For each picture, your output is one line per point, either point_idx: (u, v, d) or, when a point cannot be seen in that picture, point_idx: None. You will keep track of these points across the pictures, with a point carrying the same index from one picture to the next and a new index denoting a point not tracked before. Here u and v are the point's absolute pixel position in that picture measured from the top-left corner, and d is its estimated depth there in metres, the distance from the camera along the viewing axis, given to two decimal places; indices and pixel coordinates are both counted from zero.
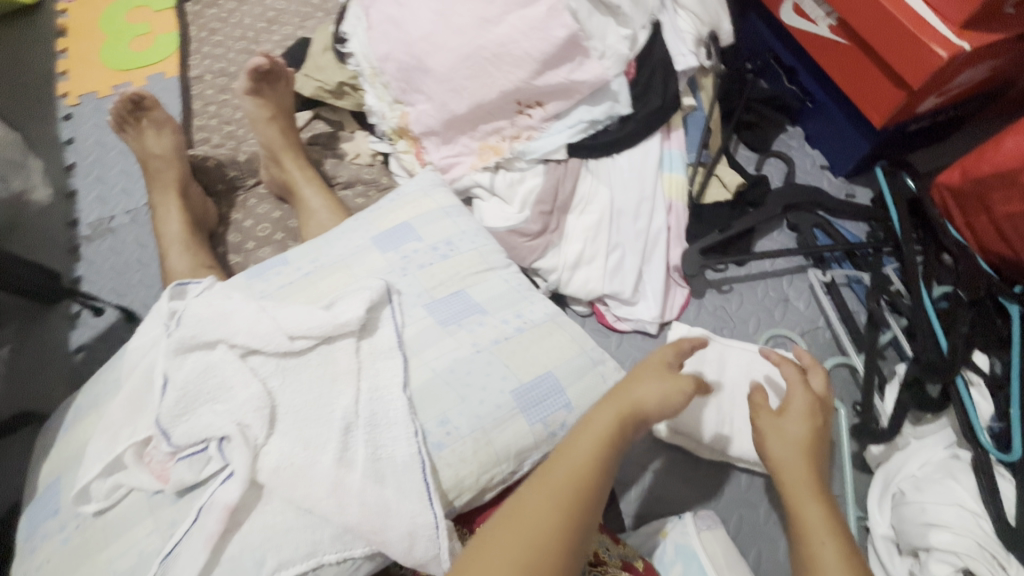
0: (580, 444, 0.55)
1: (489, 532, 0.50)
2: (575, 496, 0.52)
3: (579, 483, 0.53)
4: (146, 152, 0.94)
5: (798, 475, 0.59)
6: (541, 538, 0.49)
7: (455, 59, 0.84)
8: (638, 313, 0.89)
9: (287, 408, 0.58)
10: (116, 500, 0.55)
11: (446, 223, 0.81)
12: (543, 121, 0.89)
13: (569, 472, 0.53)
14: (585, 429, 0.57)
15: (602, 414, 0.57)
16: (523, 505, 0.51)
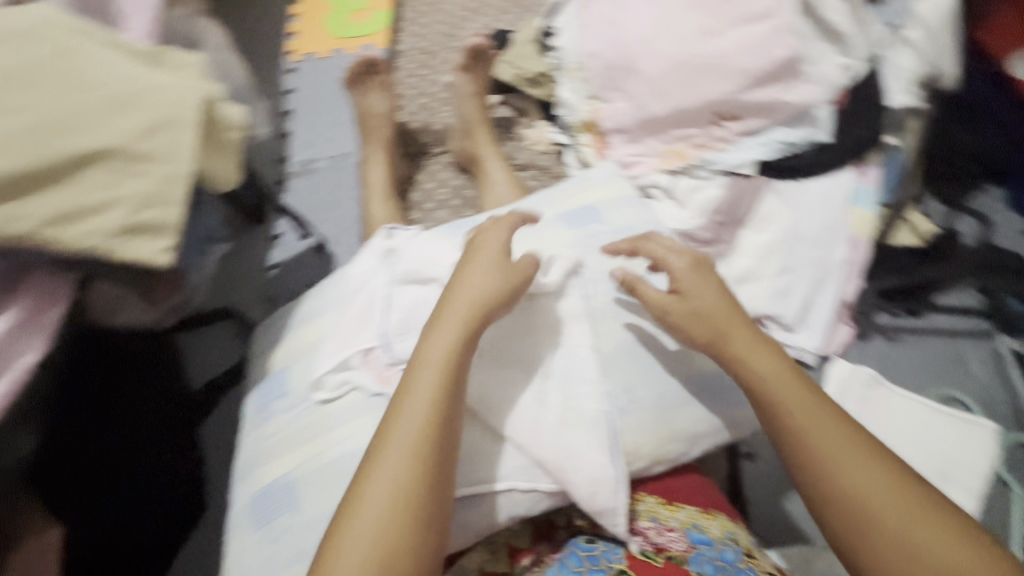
0: (422, 385, 0.56)
1: (388, 436, 0.55)
2: (428, 448, 0.54)
3: (422, 429, 0.54)
4: (368, 109, 1.07)
5: (796, 408, 0.58)
6: (407, 493, 0.52)
7: (667, 64, 0.89)
8: (797, 341, 0.86)
9: (499, 348, 0.69)
10: (340, 395, 0.67)
11: (631, 211, 0.85)
12: (737, 134, 0.90)
13: (429, 414, 0.55)
14: (433, 338, 0.59)
15: (455, 313, 0.61)
16: (384, 452, 0.54)
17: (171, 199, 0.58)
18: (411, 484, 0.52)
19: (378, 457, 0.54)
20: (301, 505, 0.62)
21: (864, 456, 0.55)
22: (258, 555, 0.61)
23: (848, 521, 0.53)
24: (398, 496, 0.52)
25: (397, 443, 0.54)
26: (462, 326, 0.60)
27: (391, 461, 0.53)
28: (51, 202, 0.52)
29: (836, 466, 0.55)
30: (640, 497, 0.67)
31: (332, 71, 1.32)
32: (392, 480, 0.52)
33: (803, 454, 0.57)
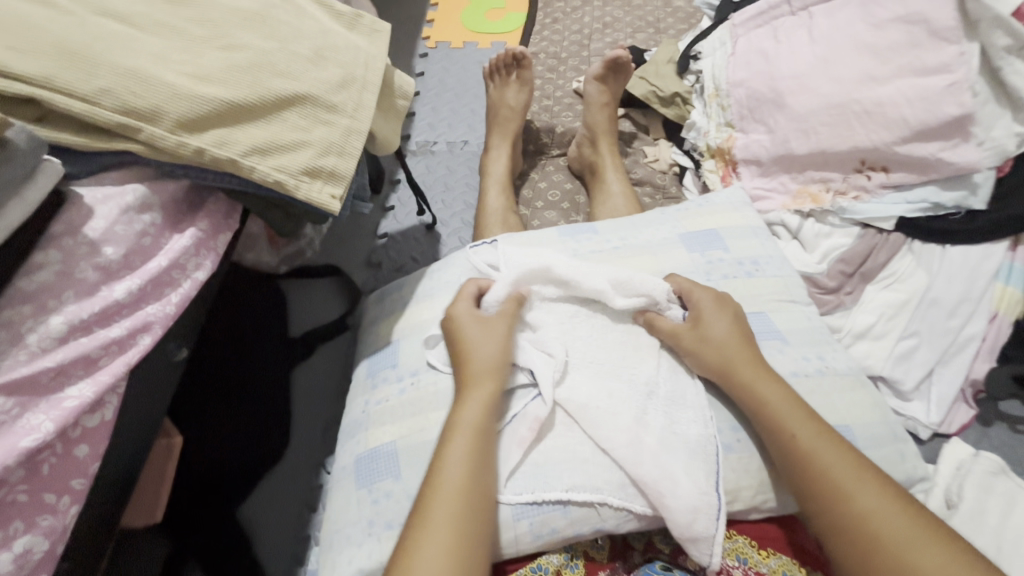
0: (457, 438, 0.54)
1: (433, 492, 0.51)
2: (472, 488, 0.52)
3: (464, 478, 0.52)
4: (500, 102, 1.10)
5: (779, 413, 0.57)
6: (459, 538, 0.48)
7: (820, 103, 0.87)
8: (910, 410, 0.82)
9: (594, 358, 0.64)
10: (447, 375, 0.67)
11: (755, 243, 0.81)
12: (881, 186, 0.87)
13: (467, 456, 0.53)
14: (472, 399, 0.57)
15: (486, 375, 0.59)
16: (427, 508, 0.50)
17: (348, 152, 0.60)
18: (461, 534, 0.49)
19: (424, 516, 0.49)
20: (405, 473, 0.61)
21: (869, 480, 0.52)
22: (356, 513, 0.61)
23: (858, 549, 0.50)
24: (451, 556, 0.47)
25: (440, 498, 0.50)
26: (492, 380, 0.59)
27: (438, 518, 0.49)
28: (259, 133, 0.55)
29: (840, 481, 0.52)
30: (729, 535, 0.58)
31: (462, 62, 1.36)
32: (442, 546, 0.47)
33: (810, 474, 0.54)
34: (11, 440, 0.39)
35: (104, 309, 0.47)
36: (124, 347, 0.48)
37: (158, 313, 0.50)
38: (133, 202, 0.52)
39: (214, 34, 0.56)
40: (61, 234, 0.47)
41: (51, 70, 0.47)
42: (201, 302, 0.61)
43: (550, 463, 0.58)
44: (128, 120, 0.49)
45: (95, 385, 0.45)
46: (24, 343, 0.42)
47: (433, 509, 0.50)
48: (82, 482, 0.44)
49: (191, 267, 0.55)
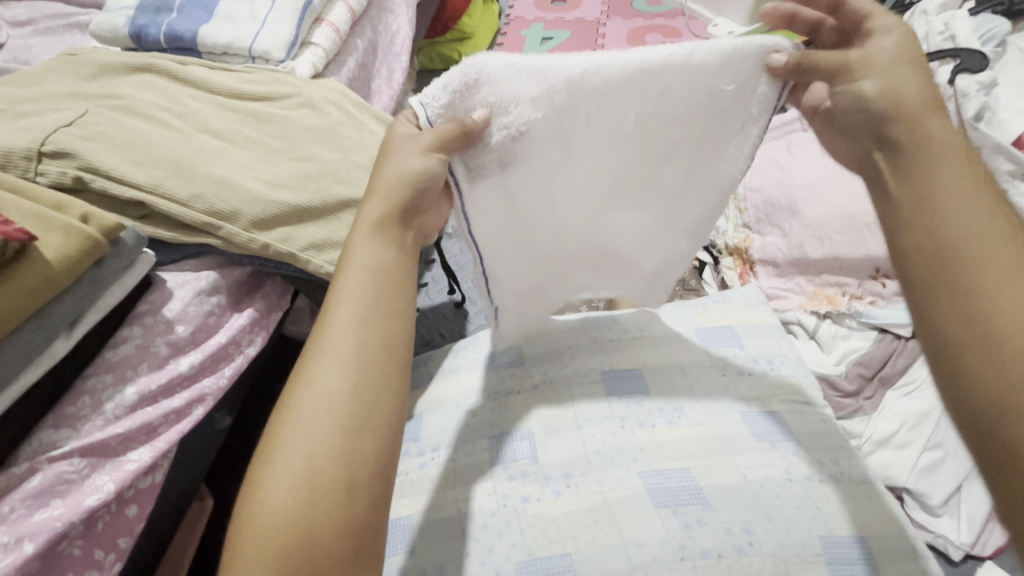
0: (343, 311, 0.44)
1: (324, 332, 0.44)
2: (359, 377, 0.42)
3: (349, 363, 0.42)
4: None
5: (947, 217, 0.39)
6: (324, 448, 0.39)
7: (832, 214, 0.92)
8: (940, 527, 0.79)
9: (599, 452, 0.65)
10: (462, 454, 0.68)
11: (769, 341, 0.81)
12: (897, 293, 0.89)
13: (355, 338, 0.43)
14: (358, 239, 0.48)
15: (371, 207, 0.48)
16: (289, 416, 0.41)
17: None
18: (337, 435, 0.40)
19: (295, 407, 0.41)
20: (419, 549, 0.60)
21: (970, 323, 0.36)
22: None
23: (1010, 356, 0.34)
24: (338, 413, 0.40)
25: (328, 351, 0.43)
26: (383, 207, 0.48)
27: (328, 357, 0.43)
28: (316, 231, 0.63)
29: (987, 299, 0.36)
30: None
31: None
32: (332, 399, 0.41)
33: (958, 276, 0.37)
34: (78, 499, 0.45)
35: (169, 381, 0.53)
36: (180, 416, 0.54)
37: (212, 385, 0.57)
38: (206, 286, 0.60)
39: (288, 147, 0.67)
40: (145, 312, 0.55)
41: (158, 179, 0.57)
42: (250, 374, 0.68)
43: (555, 555, 0.56)
44: (211, 220, 0.58)
45: (152, 450, 0.50)
46: (103, 410, 0.49)
47: (319, 359, 0.43)
48: (128, 541, 0.48)
49: (245, 343, 0.62)
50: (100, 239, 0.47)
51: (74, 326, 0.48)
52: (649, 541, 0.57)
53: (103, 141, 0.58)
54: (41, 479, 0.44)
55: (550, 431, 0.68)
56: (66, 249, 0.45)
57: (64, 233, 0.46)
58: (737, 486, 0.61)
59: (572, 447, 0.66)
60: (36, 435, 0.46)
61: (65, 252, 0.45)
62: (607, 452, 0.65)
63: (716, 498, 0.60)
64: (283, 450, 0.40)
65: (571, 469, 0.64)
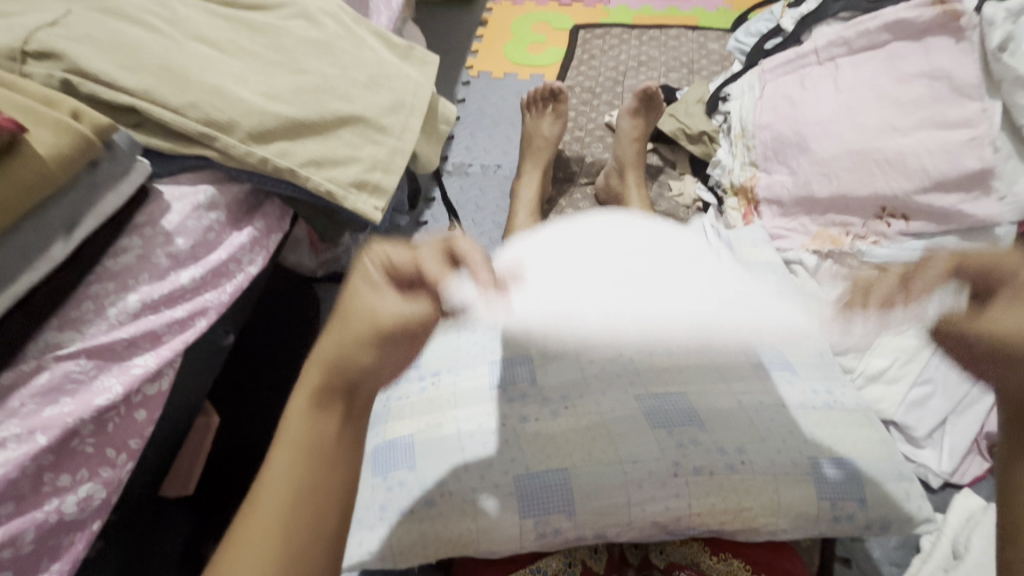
0: (307, 424, 0.38)
1: (279, 451, 0.37)
2: (312, 516, 0.36)
3: (304, 493, 0.36)
4: (536, 132, 1.18)
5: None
6: None
7: (843, 149, 0.90)
8: (922, 457, 0.82)
9: (597, 376, 0.66)
10: (463, 378, 0.69)
11: (770, 277, 0.81)
12: (900, 233, 0.88)
13: (309, 453, 0.37)
14: (327, 336, 0.39)
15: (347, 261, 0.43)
16: (232, 547, 0.35)
17: (392, 169, 0.68)
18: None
19: (239, 539, 0.35)
20: (420, 464, 0.62)
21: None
22: (369, 498, 0.61)
23: None
24: (287, 501, 0.36)
25: (287, 435, 0.38)
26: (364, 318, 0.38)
27: (284, 484, 0.36)
28: (316, 148, 0.62)
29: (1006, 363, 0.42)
30: (723, 557, 0.60)
31: (501, 91, 1.44)
32: (281, 531, 0.35)
33: None
34: (88, 398, 0.45)
35: (171, 292, 0.53)
36: (183, 327, 0.54)
37: (214, 299, 0.57)
38: (203, 200, 0.58)
39: (285, 60, 0.64)
40: (143, 223, 0.54)
41: (150, 85, 0.55)
42: (251, 295, 0.68)
43: (553, 469, 0.59)
44: (208, 130, 0.56)
45: (158, 357, 0.51)
46: (106, 315, 0.49)
47: (273, 478, 0.37)
48: (138, 442, 0.50)
49: (245, 262, 0.62)
50: (92, 138, 0.46)
51: (73, 228, 0.47)
52: (644, 458, 0.59)
53: (89, 43, 0.56)
54: (48, 377, 0.44)
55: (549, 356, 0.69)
56: (59, 145, 0.44)
57: (56, 130, 0.44)
58: (727, 404, 0.63)
59: (573, 367, 0.67)
60: (39, 335, 0.45)
61: (57, 148, 0.44)
62: (607, 372, 0.66)
63: (711, 420, 0.62)
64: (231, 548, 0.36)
65: (569, 391, 0.66)
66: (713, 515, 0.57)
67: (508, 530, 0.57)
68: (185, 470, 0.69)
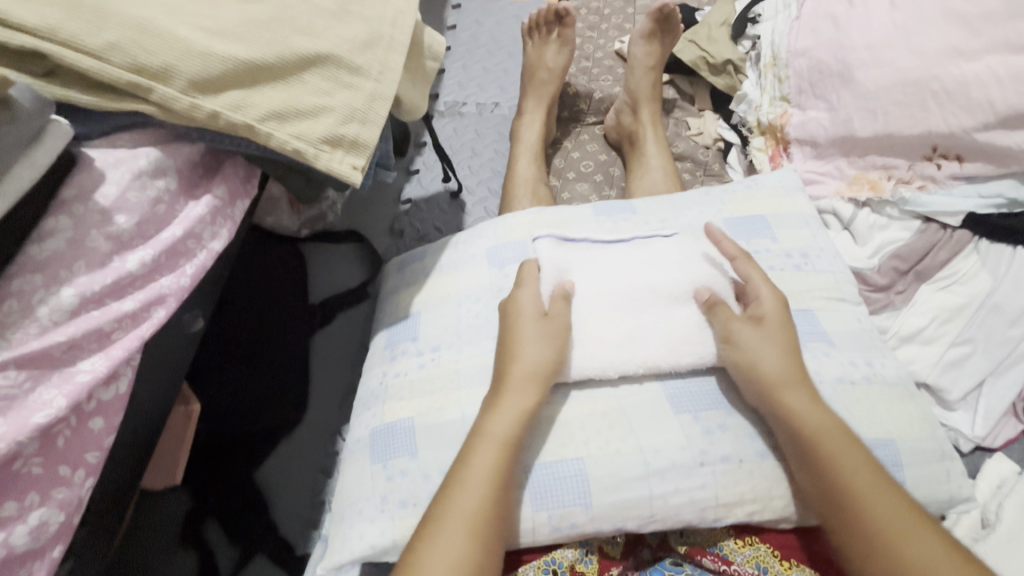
0: (504, 405, 0.54)
1: (489, 417, 0.54)
2: (513, 446, 0.52)
3: (515, 431, 0.53)
4: (538, 62, 1.03)
5: (866, 510, 0.49)
6: (491, 500, 0.49)
7: (894, 80, 0.78)
8: (953, 421, 0.75)
9: None
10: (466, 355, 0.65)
11: (806, 233, 0.72)
12: (951, 177, 0.79)
13: (515, 425, 0.53)
14: (528, 335, 0.57)
15: (518, 386, 0.55)
16: (466, 471, 0.51)
17: (371, 119, 0.57)
18: (501, 473, 0.51)
19: (469, 457, 0.51)
20: (422, 452, 0.58)
21: (927, 538, 0.47)
22: (369, 488, 0.58)
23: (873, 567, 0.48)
24: (494, 464, 0.51)
25: (494, 425, 0.53)
26: (559, 325, 0.58)
27: (490, 430, 0.53)
28: (278, 97, 0.52)
29: (895, 543, 0.47)
30: (750, 541, 0.55)
31: (497, 17, 1.28)
32: (489, 454, 0.51)
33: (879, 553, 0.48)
34: (23, 416, 0.39)
35: (117, 281, 0.45)
36: (137, 320, 0.46)
37: (172, 284, 0.49)
38: (146, 166, 0.49)
39: None
40: (72, 199, 0.45)
41: (56, 22, 0.44)
42: (222, 273, 0.60)
43: (568, 458, 0.55)
44: (140, 79, 0.46)
45: (108, 359, 0.44)
46: (35, 316, 0.41)
47: (485, 431, 0.53)
48: (97, 455, 0.44)
49: (207, 237, 0.53)
50: None
51: None
52: (666, 447, 0.55)
53: None
54: None
55: None
56: None
57: None
58: None
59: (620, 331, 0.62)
60: None
61: None
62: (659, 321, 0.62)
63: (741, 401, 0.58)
64: (450, 514, 0.49)
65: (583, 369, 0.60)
66: (742, 506, 0.54)
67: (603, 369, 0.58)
68: (170, 460, 0.65)
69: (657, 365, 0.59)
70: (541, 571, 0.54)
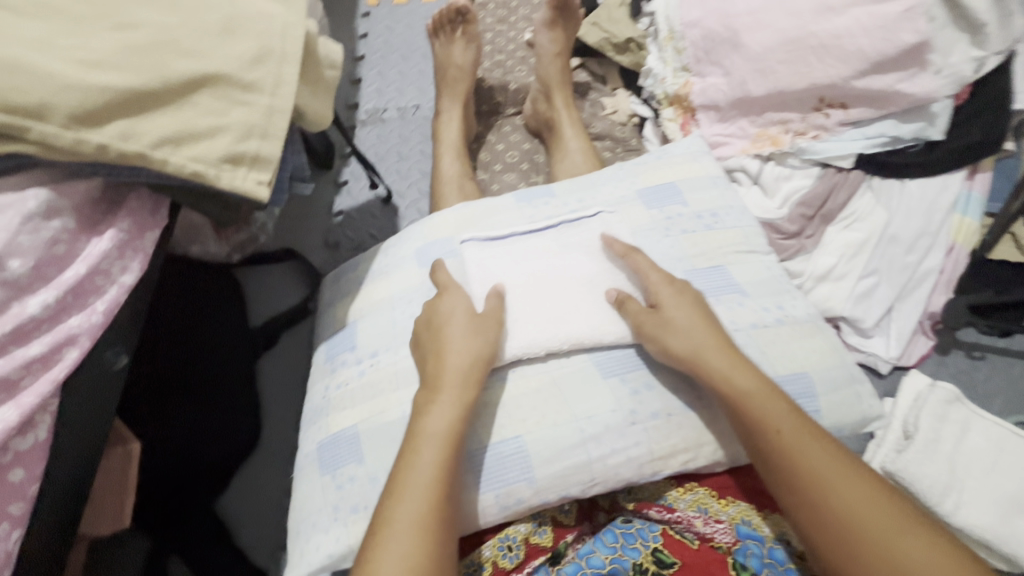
0: (433, 411, 0.54)
1: (422, 424, 0.54)
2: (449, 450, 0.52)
3: (449, 432, 0.53)
4: (448, 60, 1.05)
5: (804, 464, 0.50)
6: (433, 508, 0.49)
7: (776, 40, 0.83)
8: (870, 346, 0.82)
9: None
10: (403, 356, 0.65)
11: (714, 193, 0.77)
12: (840, 124, 0.85)
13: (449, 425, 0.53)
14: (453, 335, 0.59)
15: (449, 386, 0.55)
16: (404, 482, 0.50)
17: (271, 133, 0.57)
18: (441, 478, 0.50)
19: (405, 471, 0.51)
20: (368, 456, 0.59)
21: (868, 488, 0.49)
22: (321, 499, 0.58)
23: (819, 521, 0.48)
24: (431, 472, 0.51)
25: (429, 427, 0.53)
26: (481, 326, 0.60)
27: (427, 436, 0.53)
28: (167, 122, 0.51)
29: (825, 494, 0.49)
30: (686, 487, 0.60)
31: (407, 20, 1.29)
32: (427, 460, 0.51)
33: (819, 503, 0.49)
34: None
35: (19, 327, 0.45)
36: (48, 364, 0.46)
37: (82, 324, 0.48)
38: (37, 207, 0.48)
39: (111, 13, 0.52)
40: None
41: None
42: (142, 304, 0.59)
43: (508, 438, 0.57)
44: (13, 120, 0.45)
45: (19, 408, 0.43)
46: None
47: (421, 439, 0.52)
48: (22, 505, 0.44)
49: (116, 272, 0.52)
50: None
51: None
52: (600, 412, 0.58)
53: None
54: None
55: None
56: None
57: None
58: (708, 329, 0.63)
59: None
60: None
61: None
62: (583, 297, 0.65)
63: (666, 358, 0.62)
64: (399, 524, 0.47)
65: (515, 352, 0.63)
66: (676, 455, 0.58)
67: (531, 347, 0.61)
68: (118, 502, 0.63)
69: (580, 338, 0.62)
70: (496, 548, 0.56)
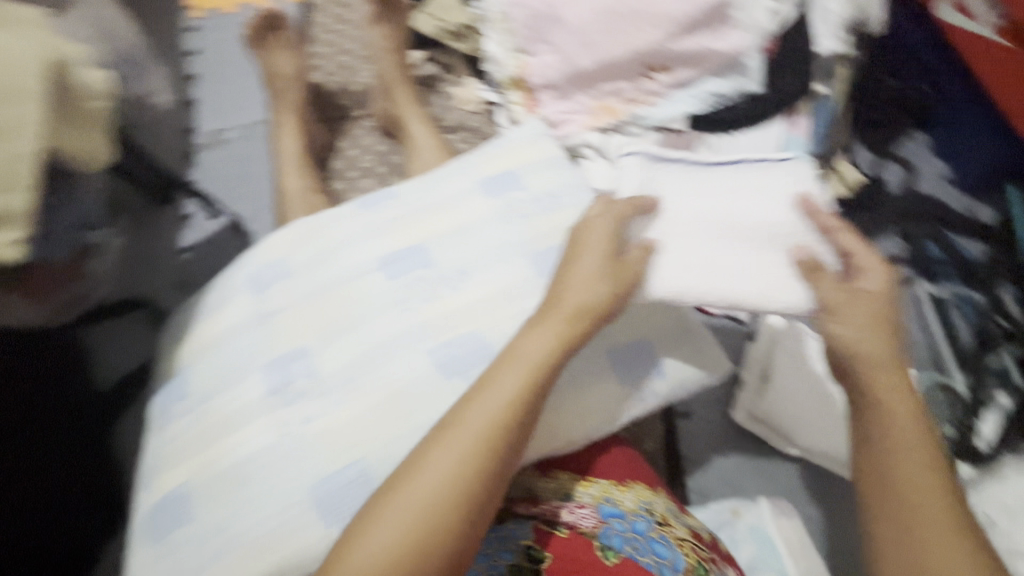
0: (489, 396, 0.54)
1: (467, 406, 0.54)
2: (494, 426, 0.52)
3: (510, 413, 0.53)
4: (275, 70, 0.99)
5: (896, 447, 0.54)
6: (443, 485, 0.50)
7: (592, 12, 0.84)
8: None
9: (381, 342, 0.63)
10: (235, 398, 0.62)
11: (553, 174, 0.76)
12: (668, 87, 0.87)
13: (510, 408, 0.53)
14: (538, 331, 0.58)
15: (520, 370, 0.55)
16: (425, 462, 0.51)
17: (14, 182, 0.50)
18: (479, 460, 0.51)
19: (424, 453, 0.52)
20: (201, 512, 0.56)
21: (933, 457, 0.54)
22: (155, 565, 0.56)
23: (883, 495, 0.53)
24: (467, 453, 0.51)
25: (475, 409, 0.53)
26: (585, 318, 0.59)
27: (463, 421, 0.53)
28: None
29: (895, 467, 0.53)
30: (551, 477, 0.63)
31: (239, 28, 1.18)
32: (460, 442, 0.52)
33: (887, 478, 0.53)
34: None
35: None
36: None
37: None
38: None
39: None
40: None
41: None
42: None
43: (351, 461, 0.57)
44: None
45: None
46: None
47: (447, 420, 0.53)
48: None
49: None
50: None
51: None
52: (446, 414, 0.59)
53: None
54: None
55: (326, 339, 0.64)
56: None
57: None
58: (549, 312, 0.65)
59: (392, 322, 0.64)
60: None
61: None
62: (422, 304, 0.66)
63: None
64: (395, 508, 0.49)
65: (357, 372, 0.62)
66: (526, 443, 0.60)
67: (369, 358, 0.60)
68: None
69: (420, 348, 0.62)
70: None
